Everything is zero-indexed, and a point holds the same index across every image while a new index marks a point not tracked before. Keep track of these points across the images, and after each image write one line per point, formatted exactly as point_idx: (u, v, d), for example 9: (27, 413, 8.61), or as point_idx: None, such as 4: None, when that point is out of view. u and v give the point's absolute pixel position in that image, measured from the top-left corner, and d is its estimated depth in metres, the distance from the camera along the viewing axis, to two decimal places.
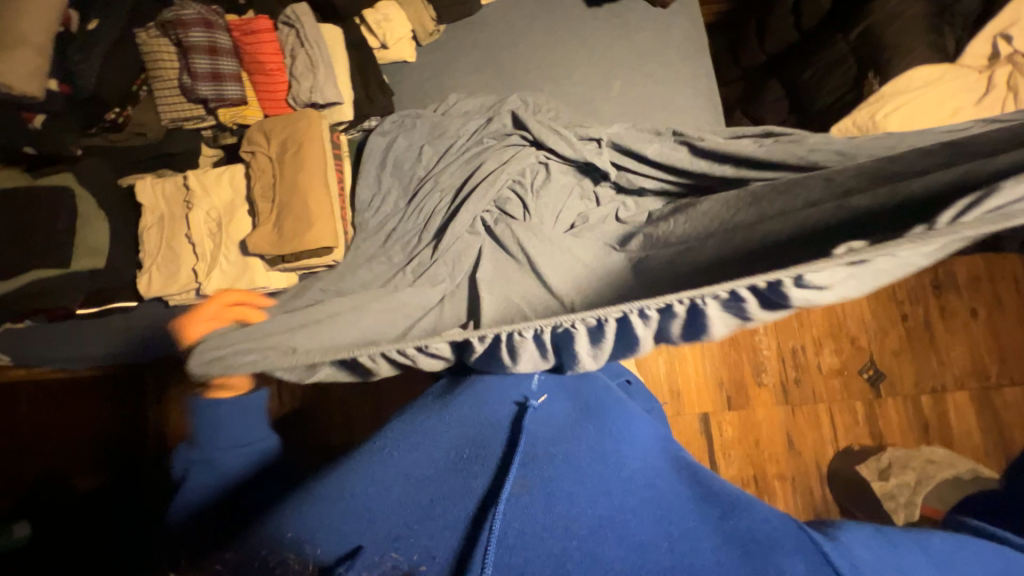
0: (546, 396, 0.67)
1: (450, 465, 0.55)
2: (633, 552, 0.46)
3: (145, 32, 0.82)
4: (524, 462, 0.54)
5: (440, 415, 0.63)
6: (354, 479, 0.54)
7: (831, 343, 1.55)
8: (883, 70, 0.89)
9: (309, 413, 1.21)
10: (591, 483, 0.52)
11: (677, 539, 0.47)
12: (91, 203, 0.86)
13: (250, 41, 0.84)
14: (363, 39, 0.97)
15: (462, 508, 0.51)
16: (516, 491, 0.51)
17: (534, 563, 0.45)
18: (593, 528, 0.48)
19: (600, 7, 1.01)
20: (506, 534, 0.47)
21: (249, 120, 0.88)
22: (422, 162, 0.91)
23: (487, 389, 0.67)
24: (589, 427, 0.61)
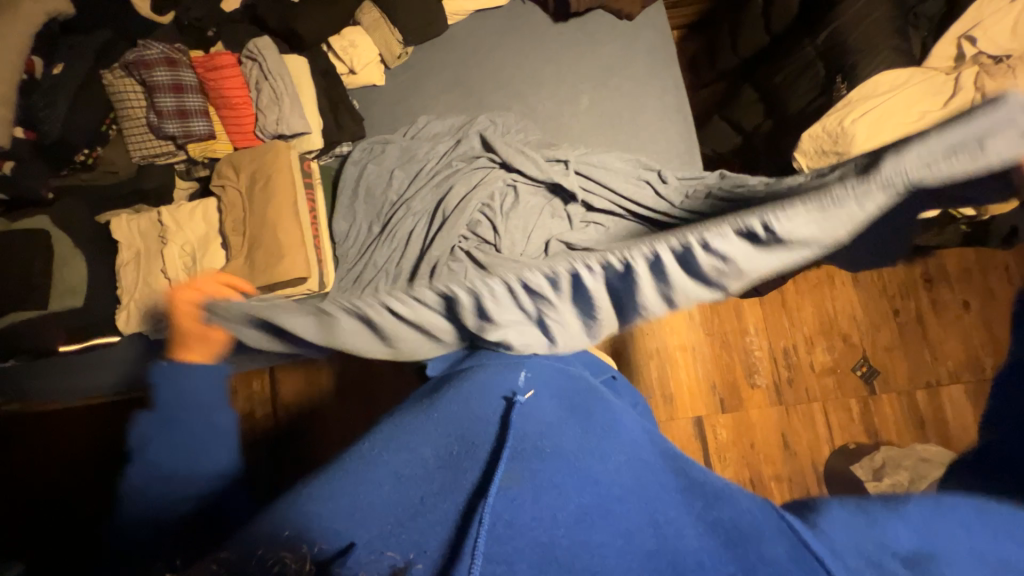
0: (535, 389, 0.57)
1: (438, 463, 0.50)
2: (619, 539, 0.42)
3: (111, 73, 0.83)
4: (512, 455, 0.47)
5: (423, 412, 0.55)
6: (335, 484, 0.48)
7: (824, 342, 1.54)
8: (850, 74, 0.89)
9: (300, 435, 1.22)
10: (580, 473, 0.47)
11: (668, 533, 0.42)
12: (66, 243, 0.86)
13: (214, 77, 0.85)
14: (331, 66, 0.97)
15: (449, 503, 0.46)
16: (505, 484, 0.45)
17: (524, 554, 0.41)
18: (579, 518, 0.43)
19: (566, 21, 1.01)
20: (495, 525, 0.42)
21: (219, 153, 0.89)
22: (393, 188, 0.91)
23: (474, 380, 0.58)
24: (578, 419, 0.54)
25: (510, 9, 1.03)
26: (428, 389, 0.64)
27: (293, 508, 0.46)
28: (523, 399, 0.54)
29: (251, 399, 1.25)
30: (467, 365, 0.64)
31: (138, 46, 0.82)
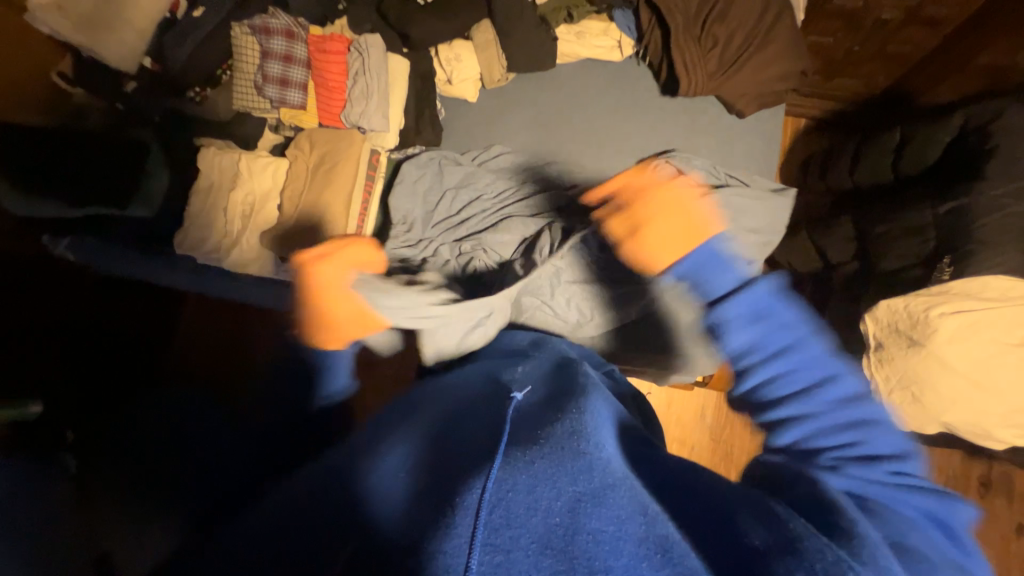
0: (533, 388, 0.56)
1: (436, 451, 0.48)
2: (611, 525, 0.38)
3: (238, 27, 0.89)
4: (508, 442, 0.44)
5: (427, 409, 0.56)
6: (354, 471, 0.48)
7: None
8: (959, 259, 0.77)
9: None
10: (570, 454, 0.42)
11: (660, 521, 0.38)
12: (159, 157, 0.96)
13: (321, 58, 0.91)
14: (432, 72, 0.99)
15: (451, 481, 0.42)
16: (503, 474, 0.41)
17: (521, 545, 0.37)
18: (571, 504, 0.39)
19: (673, 96, 0.96)
20: (490, 513, 0.38)
21: (305, 124, 0.95)
22: (450, 206, 0.91)
23: (475, 383, 0.59)
24: (573, 406, 0.49)
25: (624, 66, 0.99)
26: (437, 386, 0.64)
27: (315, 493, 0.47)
28: (522, 396, 0.52)
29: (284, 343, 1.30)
30: (479, 369, 0.65)
31: (267, 12, 0.90)
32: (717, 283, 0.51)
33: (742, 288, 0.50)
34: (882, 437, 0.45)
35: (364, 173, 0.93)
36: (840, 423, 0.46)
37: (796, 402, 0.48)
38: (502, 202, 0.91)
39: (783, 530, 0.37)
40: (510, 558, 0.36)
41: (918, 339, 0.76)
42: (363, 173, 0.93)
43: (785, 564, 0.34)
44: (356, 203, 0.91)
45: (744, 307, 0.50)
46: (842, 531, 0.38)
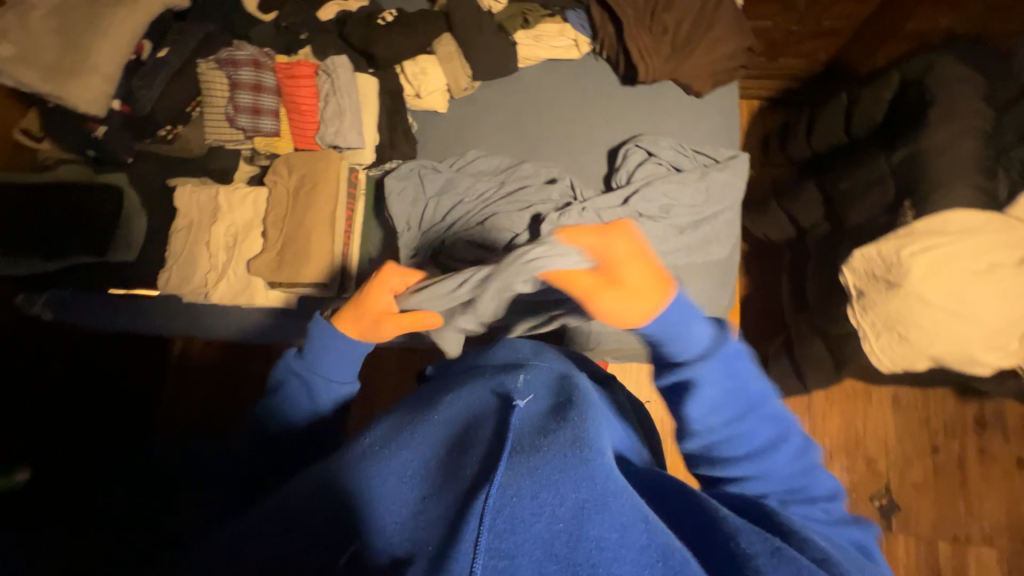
0: (534, 391, 0.56)
1: (440, 464, 0.49)
2: (614, 533, 0.39)
3: (205, 63, 0.92)
4: (511, 451, 0.45)
5: (423, 413, 0.56)
6: (351, 475, 0.49)
7: (845, 459, 1.32)
8: (919, 202, 0.82)
9: None
10: (574, 464, 0.43)
11: (660, 530, 0.39)
12: (135, 200, 0.96)
13: (291, 84, 0.93)
14: (400, 88, 1.02)
15: (460, 496, 0.44)
16: (504, 480, 0.42)
17: (526, 549, 0.39)
18: (576, 512, 0.40)
19: (633, 86, 1.01)
20: (495, 519, 0.40)
21: (280, 150, 0.97)
22: (439, 210, 0.93)
23: (474, 385, 0.59)
24: (575, 411, 0.50)
25: (583, 64, 1.04)
26: (436, 391, 0.65)
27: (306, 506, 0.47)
28: (523, 399, 0.53)
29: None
30: (475, 370, 0.66)
31: (233, 46, 0.93)
32: (687, 321, 0.49)
33: (694, 326, 0.49)
34: (821, 480, 0.49)
35: (347, 189, 0.94)
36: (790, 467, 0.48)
37: (748, 441, 0.48)
38: (487, 200, 0.93)
39: (755, 529, 0.39)
40: (514, 564, 0.38)
41: (895, 280, 0.79)
42: (345, 191, 0.94)
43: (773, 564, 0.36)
44: (340, 219, 0.92)
45: (725, 351, 0.48)
46: (794, 534, 0.40)
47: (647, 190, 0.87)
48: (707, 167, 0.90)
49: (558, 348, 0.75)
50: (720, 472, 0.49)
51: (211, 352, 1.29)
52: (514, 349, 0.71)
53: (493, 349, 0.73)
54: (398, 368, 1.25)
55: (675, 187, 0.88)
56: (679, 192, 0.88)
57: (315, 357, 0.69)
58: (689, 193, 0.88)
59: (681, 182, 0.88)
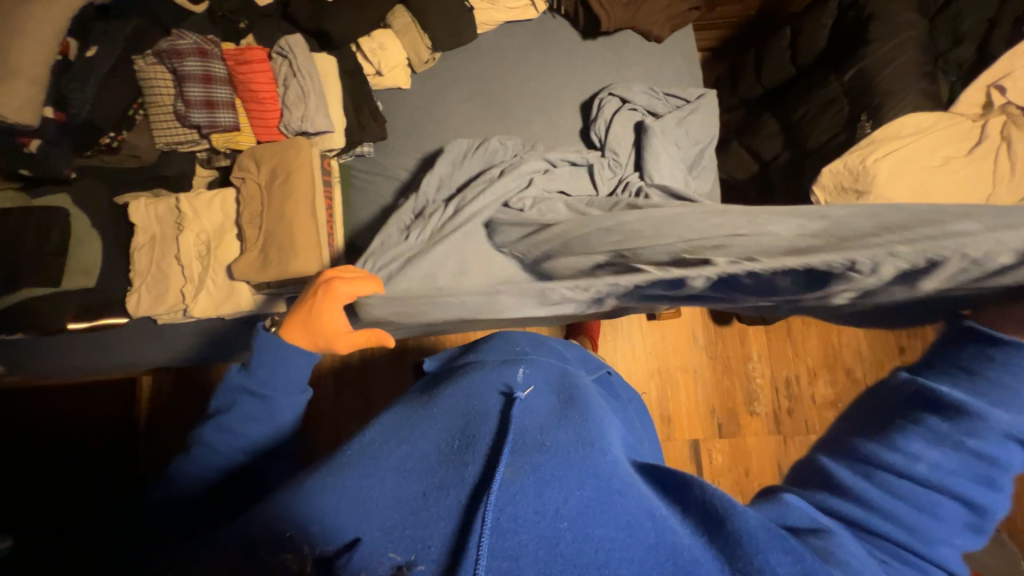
0: (534, 386, 0.55)
1: (440, 457, 0.46)
2: (621, 531, 0.39)
3: (142, 59, 0.85)
4: (515, 450, 0.45)
5: (422, 405, 0.54)
6: (339, 474, 0.45)
7: (827, 374, 1.38)
8: (875, 114, 0.88)
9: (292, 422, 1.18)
10: (580, 466, 0.44)
11: (667, 527, 0.40)
12: (84, 221, 0.88)
13: (243, 70, 0.88)
14: (359, 67, 0.98)
15: (464, 489, 0.43)
16: (508, 476, 0.43)
17: (530, 547, 0.38)
18: (581, 508, 0.40)
19: (594, 39, 1.02)
20: (500, 517, 0.40)
21: (242, 145, 0.91)
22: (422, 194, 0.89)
23: (471, 380, 0.56)
24: (576, 415, 0.51)
25: (540, 23, 1.04)
26: (429, 387, 0.62)
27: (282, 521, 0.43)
28: (524, 395, 0.52)
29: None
30: (470, 363, 0.63)
31: (172, 36, 0.85)
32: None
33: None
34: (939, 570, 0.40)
35: (320, 178, 0.90)
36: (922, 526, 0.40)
37: (949, 489, 0.40)
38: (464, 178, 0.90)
39: (778, 537, 0.37)
40: (518, 563, 0.37)
41: (864, 187, 0.85)
42: (320, 181, 0.90)
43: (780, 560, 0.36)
44: (321, 206, 0.87)
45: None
46: (829, 552, 0.37)
47: (628, 154, 0.92)
48: (680, 108, 0.93)
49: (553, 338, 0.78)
50: (877, 491, 0.41)
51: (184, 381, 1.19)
52: (511, 341, 0.69)
53: (487, 344, 0.70)
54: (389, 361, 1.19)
55: (664, 149, 0.88)
56: (670, 150, 0.88)
57: (266, 380, 0.58)
58: (671, 147, 0.88)
59: (663, 135, 0.89)
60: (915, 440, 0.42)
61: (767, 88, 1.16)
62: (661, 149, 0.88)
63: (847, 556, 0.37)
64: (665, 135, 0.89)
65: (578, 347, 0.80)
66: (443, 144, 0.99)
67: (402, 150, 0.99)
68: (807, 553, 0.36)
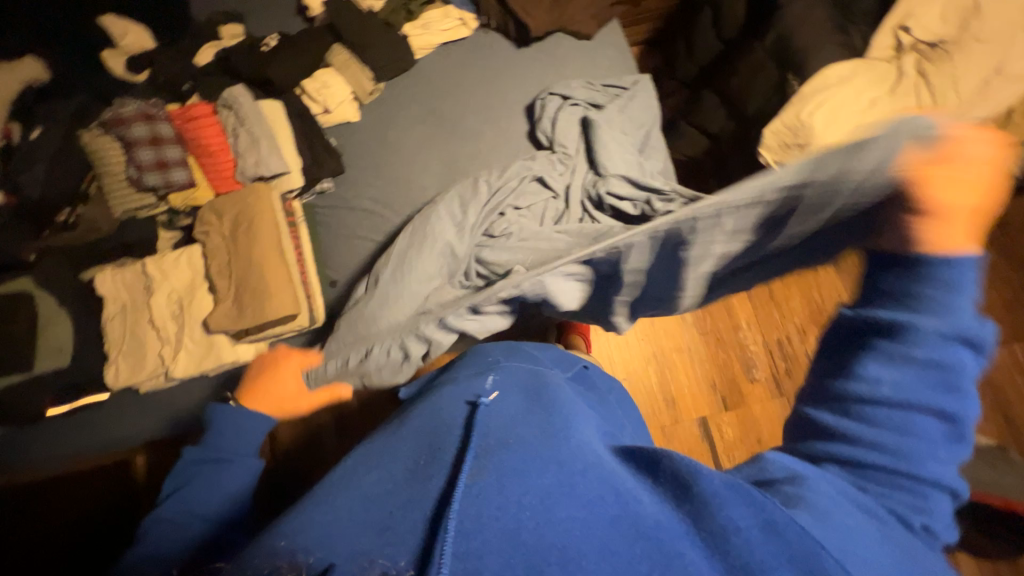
0: (502, 390, 0.56)
1: (407, 475, 0.47)
2: (583, 510, 0.39)
3: (89, 132, 0.87)
4: (478, 451, 0.45)
5: (395, 430, 0.55)
6: (312, 511, 0.46)
7: (815, 328, 1.39)
8: (800, 71, 0.93)
9: (284, 473, 1.10)
10: (542, 455, 0.44)
11: (631, 499, 0.40)
12: (51, 302, 0.88)
13: (190, 127, 0.90)
14: (307, 107, 1.00)
15: (432, 501, 0.43)
16: (471, 477, 0.42)
17: (494, 545, 0.37)
18: (545, 496, 0.40)
19: (528, 46, 1.06)
20: (463, 519, 0.39)
21: (200, 200, 0.91)
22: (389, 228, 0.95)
23: (441, 396, 0.58)
24: (542, 412, 0.52)
25: (474, 39, 1.08)
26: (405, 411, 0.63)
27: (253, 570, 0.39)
28: (488, 400, 0.53)
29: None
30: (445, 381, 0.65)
31: (115, 105, 0.88)
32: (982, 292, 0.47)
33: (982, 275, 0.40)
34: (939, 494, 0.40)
35: (284, 221, 0.91)
36: (918, 449, 0.40)
37: (923, 406, 0.41)
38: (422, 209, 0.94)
39: (741, 493, 0.38)
40: (483, 563, 0.35)
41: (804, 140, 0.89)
42: (285, 223, 0.91)
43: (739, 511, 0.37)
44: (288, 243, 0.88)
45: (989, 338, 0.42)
46: (797, 498, 0.38)
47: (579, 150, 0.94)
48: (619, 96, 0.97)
49: (529, 343, 0.79)
50: (857, 426, 0.42)
51: None
52: (484, 354, 0.70)
53: (462, 360, 0.71)
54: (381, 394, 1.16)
55: (611, 138, 0.91)
56: (619, 140, 0.91)
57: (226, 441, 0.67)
58: (617, 136, 0.91)
59: (609, 125, 0.92)
60: (872, 362, 0.42)
61: (702, 67, 1.21)
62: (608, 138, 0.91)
63: (814, 498, 0.38)
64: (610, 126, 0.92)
65: (553, 348, 0.81)
66: (399, 166, 1.00)
67: (363, 179, 1.00)
68: (766, 502, 0.37)
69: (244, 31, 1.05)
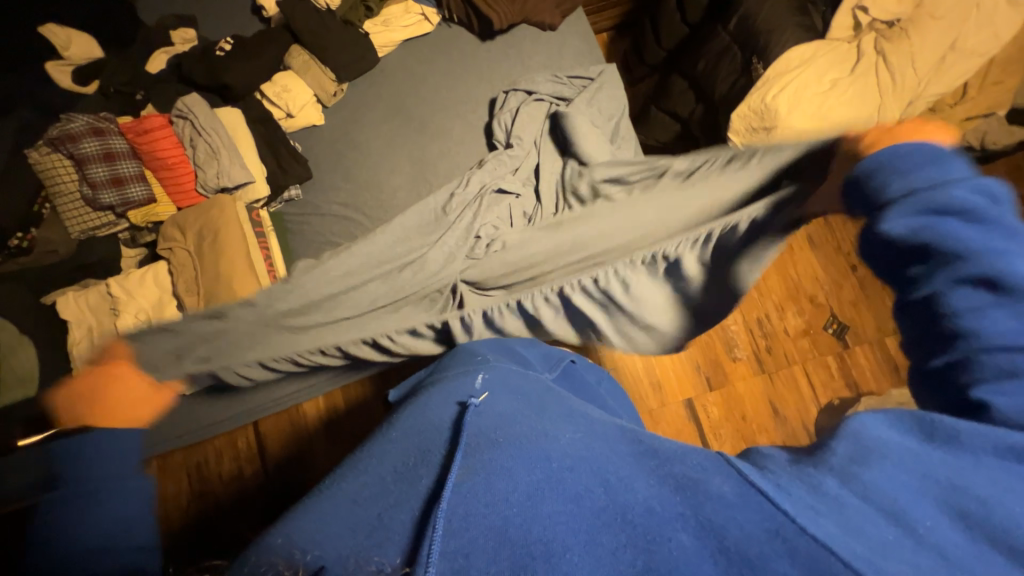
0: (491, 390, 0.56)
1: (395, 476, 0.46)
2: (571, 504, 0.38)
3: (37, 151, 0.84)
4: (467, 451, 0.44)
5: (384, 434, 0.54)
6: (295, 520, 0.43)
7: (793, 306, 1.37)
8: (763, 55, 0.94)
9: (270, 487, 1.09)
10: (529, 450, 0.43)
11: (620, 490, 0.39)
12: (10, 329, 0.82)
13: (144, 140, 0.88)
14: (268, 113, 0.97)
15: (419, 501, 0.42)
16: (459, 478, 0.41)
17: (481, 541, 0.36)
18: (533, 493, 0.39)
19: (493, 39, 1.04)
20: (450, 518, 0.38)
21: (162, 216, 0.90)
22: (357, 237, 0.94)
23: (431, 399, 0.58)
24: (532, 412, 0.51)
25: (437, 34, 1.05)
26: (394, 414, 0.61)
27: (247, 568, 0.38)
28: (477, 400, 0.52)
29: (236, 458, 1.11)
30: (433, 381, 0.64)
31: (61, 122, 0.85)
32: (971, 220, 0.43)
33: (953, 160, 0.41)
34: None
35: (253, 232, 0.89)
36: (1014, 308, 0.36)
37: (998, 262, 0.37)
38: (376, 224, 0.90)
39: (753, 504, 0.37)
40: (469, 560, 0.34)
41: (770, 123, 0.90)
42: (251, 232, 0.90)
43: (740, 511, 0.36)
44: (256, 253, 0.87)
45: None
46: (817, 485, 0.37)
47: (546, 146, 0.95)
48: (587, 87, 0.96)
49: (516, 340, 0.79)
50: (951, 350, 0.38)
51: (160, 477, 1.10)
52: (473, 352, 0.69)
53: (451, 359, 0.70)
54: (357, 398, 1.12)
55: (585, 127, 0.89)
56: (590, 131, 0.89)
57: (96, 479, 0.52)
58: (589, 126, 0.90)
59: (579, 114, 0.91)
60: (895, 217, 0.40)
61: (669, 52, 1.20)
62: (581, 128, 0.90)
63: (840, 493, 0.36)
64: (580, 114, 0.91)
65: (540, 344, 0.80)
66: (369, 169, 0.98)
67: (331, 184, 0.98)
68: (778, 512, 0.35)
69: (196, 34, 1.01)
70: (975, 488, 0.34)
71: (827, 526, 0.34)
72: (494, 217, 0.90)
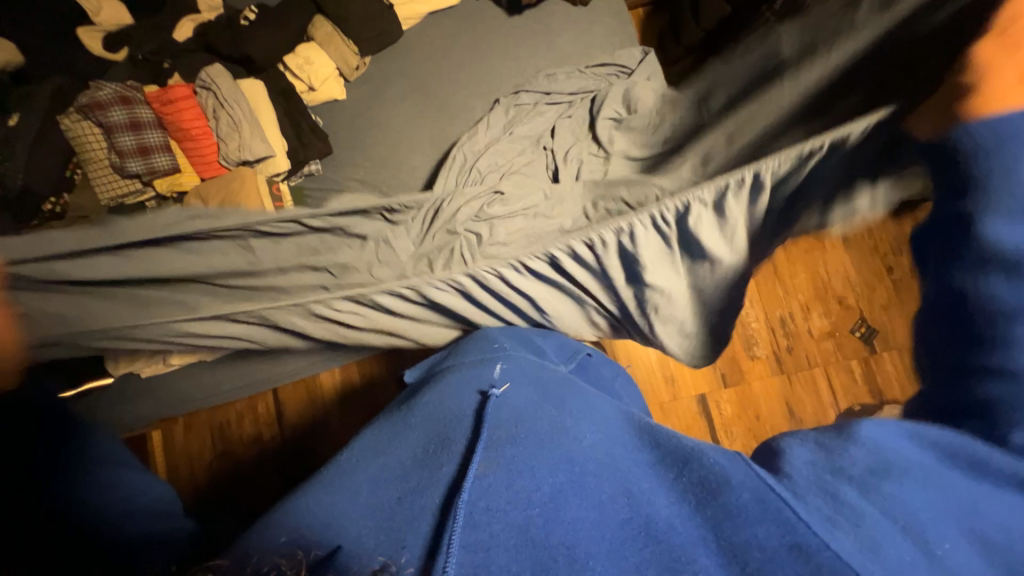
0: (512, 380, 0.55)
1: (415, 461, 0.46)
2: (593, 511, 0.38)
3: (68, 117, 0.86)
4: (488, 443, 0.44)
5: (402, 416, 0.53)
6: (313, 499, 0.43)
7: (819, 307, 1.31)
8: None
9: (283, 453, 1.13)
10: (551, 449, 0.43)
11: (642, 499, 0.39)
12: None
13: (169, 110, 0.90)
14: (291, 86, 0.96)
15: (438, 491, 0.42)
16: (480, 471, 0.41)
17: (502, 540, 0.37)
18: (553, 494, 0.39)
19: (520, 14, 1.00)
20: (471, 512, 0.38)
21: (186, 185, 0.92)
22: None
23: (450, 384, 0.56)
24: (553, 406, 0.50)
25: (463, 8, 1.02)
26: (408, 397, 0.61)
27: (257, 550, 0.38)
28: (500, 390, 0.51)
29: (256, 420, 1.15)
30: (450, 365, 0.64)
31: (91, 90, 0.87)
32: None
33: None
34: None
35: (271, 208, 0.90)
36: None
37: None
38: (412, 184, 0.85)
39: (768, 509, 0.36)
40: (489, 557, 0.35)
41: None
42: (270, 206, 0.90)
43: (764, 529, 0.35)
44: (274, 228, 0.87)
45: None
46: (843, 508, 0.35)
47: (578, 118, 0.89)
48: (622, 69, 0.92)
49: (534, 328, 0.77)
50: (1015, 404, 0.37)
51: (187, 437, 1.15)
52: (491, 339, 0.68)
53: (467, 344, 0.70)
54: (367, 374, 1.14)
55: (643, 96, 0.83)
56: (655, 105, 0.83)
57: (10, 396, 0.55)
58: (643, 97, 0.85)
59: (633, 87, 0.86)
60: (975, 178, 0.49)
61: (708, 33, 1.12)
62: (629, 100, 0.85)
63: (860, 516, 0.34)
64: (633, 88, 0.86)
65: (558, 334, 0.79)
66: (389, 148, 0.97)
67: (350, 161, 0.97)
68: (801, 526, 0.34)
69: (221, 2, 1.00)
70: (998, 512, 0.35)
71: (844, 539, 0.33)
72: (517, 177, 0.83)
